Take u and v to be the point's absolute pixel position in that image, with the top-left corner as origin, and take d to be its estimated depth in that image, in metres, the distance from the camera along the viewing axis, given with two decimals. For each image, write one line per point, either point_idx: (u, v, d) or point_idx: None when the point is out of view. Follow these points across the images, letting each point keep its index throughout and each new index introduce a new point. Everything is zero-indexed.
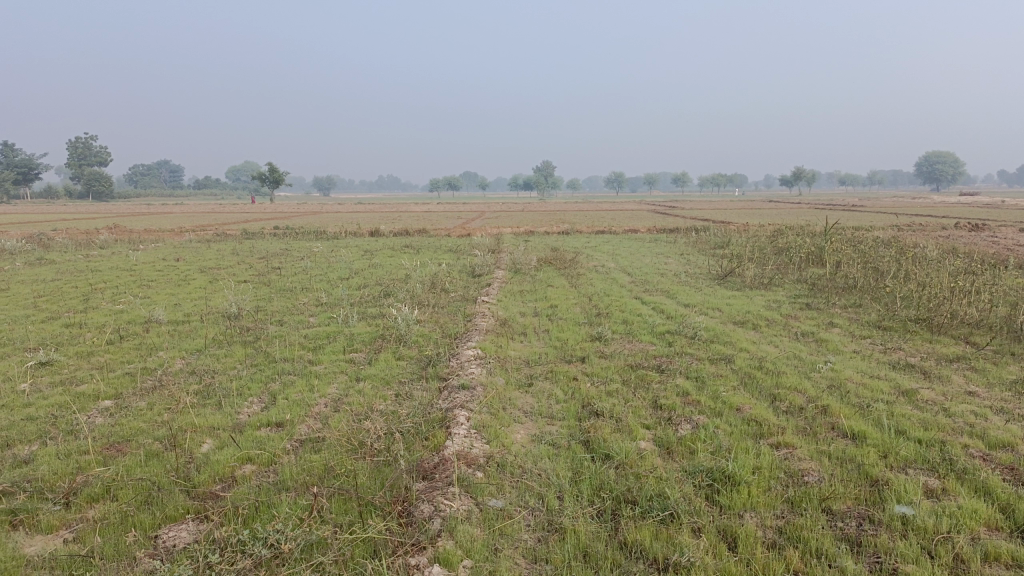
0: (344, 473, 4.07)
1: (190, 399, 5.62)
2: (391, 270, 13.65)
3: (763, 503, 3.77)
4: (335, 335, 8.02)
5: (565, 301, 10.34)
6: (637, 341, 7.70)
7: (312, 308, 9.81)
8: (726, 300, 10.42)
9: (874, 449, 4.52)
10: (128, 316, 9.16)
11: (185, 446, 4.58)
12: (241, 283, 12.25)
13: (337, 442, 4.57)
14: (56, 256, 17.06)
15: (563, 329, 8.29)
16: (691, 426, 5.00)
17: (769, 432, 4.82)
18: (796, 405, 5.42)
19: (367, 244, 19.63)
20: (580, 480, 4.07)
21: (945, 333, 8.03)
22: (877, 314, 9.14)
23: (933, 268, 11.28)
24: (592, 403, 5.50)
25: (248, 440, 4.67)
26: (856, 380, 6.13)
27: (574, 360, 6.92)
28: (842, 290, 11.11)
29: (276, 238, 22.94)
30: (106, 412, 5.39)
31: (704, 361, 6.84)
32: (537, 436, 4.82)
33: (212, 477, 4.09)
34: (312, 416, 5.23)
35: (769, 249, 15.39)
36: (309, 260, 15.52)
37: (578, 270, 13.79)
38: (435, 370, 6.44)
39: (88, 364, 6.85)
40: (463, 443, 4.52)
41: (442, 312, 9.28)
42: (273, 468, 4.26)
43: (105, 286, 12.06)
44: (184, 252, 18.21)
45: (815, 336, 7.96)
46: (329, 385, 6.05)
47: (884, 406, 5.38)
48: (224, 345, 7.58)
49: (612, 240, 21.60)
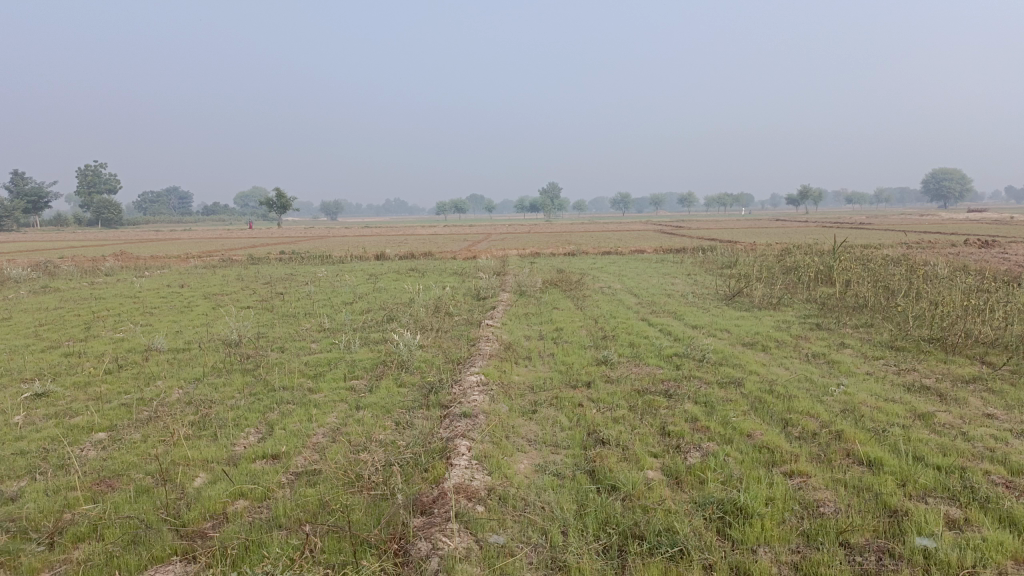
0: (339, 508, 3.93)
1: (185, 431, 5.48)
2: (395, 294, 13.53)
3: (777, 538, 3.59)
4: (337, 361, 7.89)
5: (570, 323, 10.19)
6: (644, 365, 7.52)
7: (315, 334, 9.68)
8: (734, 321, 10.24)
9: (892, 477, 4.34)
10: (128, 344, 9.06)
11: (176, 481, 4.44)
12: (244, 309, 12.16)
13: (334, 475, 4.43)
14: (61, 284, 17.04)
15: (568, 353, 8.13)
16: (701, 454, 4.82)
17: (782, 459, 4.64)
18: (809, 430, 5.24)
19: (372, 268, 19.55)
20: (584, 514, 3.91)
21: (959, 352, 7.85)
22: (890, 333, 8.95)
23: (945, 286, 11.09)
24: (597, 430, 5.33)
25: (241, 474, 4.52)
26: (870, 404, 5.93)
27: (579, 385, 6.76)
28: (852, 309, 10.94)
29: (281, 263, 22.91)
30: (99, 446, 5.26)
31: (713, 384, 6.67)
32: (540, 466, 4.65)
33: (202, 514, 3.94)
34: (309, 447, 5.08)
35: (777, 268, 15.21)
36: (313, 285, 15.43)
37: (584, 292, 13.66)
38: (437, 397, 6.29)
39: (85, 394, 6.74)
40: (464, 474, 4.36)
41: (446, 337, 9.13)
42: (266, 504, 4.11)
43: (107, 314, 11.98)
44: (188, 278, 18.17)
45: (827, 357, 7.77)
46: (328, 414, 5.91)
47: (900, 431, 5.19)
48: (223, 373, 7.46)
49: (618, 261, 21.47)
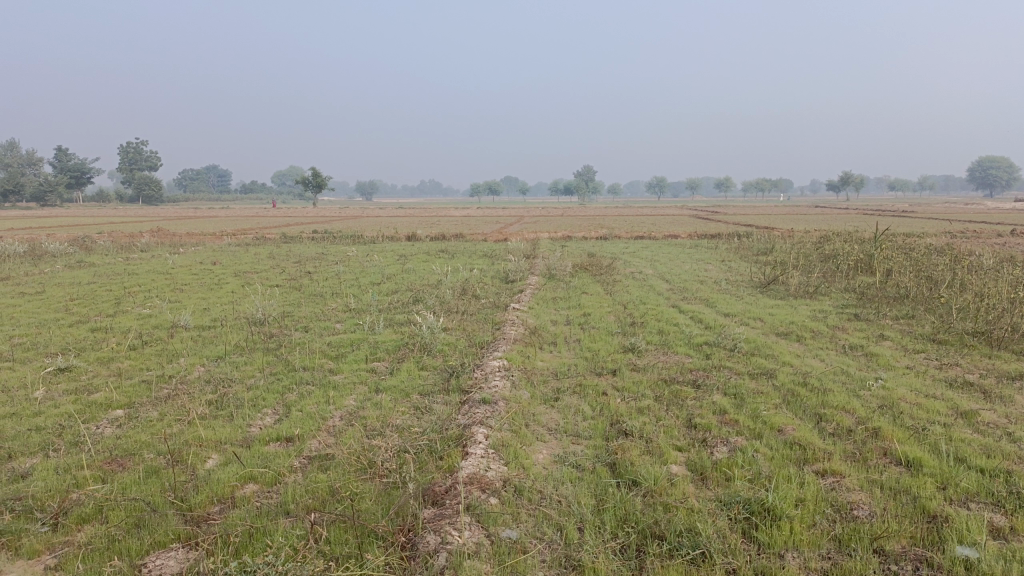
0: (349, 496, 3.81)
1: (201, 411, 5.41)
2: (423, 275, 13.41)
3: (807, 542, 3.38)
4: (359, 342, 7.78)
5: (599, 308, 9.98)
6: (673, 353, 7.29)
7: (340, 314, 9.60)
8: (768, 310, 9.93)
9: (932, 479, 4.09)
10: (154, 320, 9.07)
11: (187, 462, 4.36)
12: (271, 287, 12.13)
13: (346, 461, 4.31)
14: (97, 259, 17.26)
15: (594, 340, 7.93)
16: (728, 449, 4.61)
17: (814, 457, 4.41)
18: (843, 426, 5.00)
19: (403, 249, 19.48)
20: (602, 510, 3.73)
21: (1005, 347, 7.49)
22: (932, 326, 8.59)
23: (991, 278, 10.66)
24: (621, 421, 5.14)
25: (253, 457, 4.42)
26: (910, 400, 5.65)
27: (604, 372, 6.57)
28: (893, 299, 10.56)
29: (313, 242, 22.97)
30: (115, 423, 5.22)
31: (743, 375, 6.42)
32: (560, 457, 4.49)
33: (209, 498, 3.85)
34: (324, 431, 4.97)
35: (815, 256, 14.80)
36: (342, 265, 15.38)
37: (614, 276, 13.43)
38: (458, 382, 6.14)
39: (107, 370, 6.73)
40: (479, 464, 4.21)
41: (471, 320, 8.99)
42: (276, 489, 4.00)
43: (138, 290, 12.05)
44: (221, 256, 18.26)
45: (865, 350, 7.47)
46: (346, 396, 5.80)
47: (941, 430, 4.92)
48: (245, 352, 7.40)
49: (651, 246, 21.17)
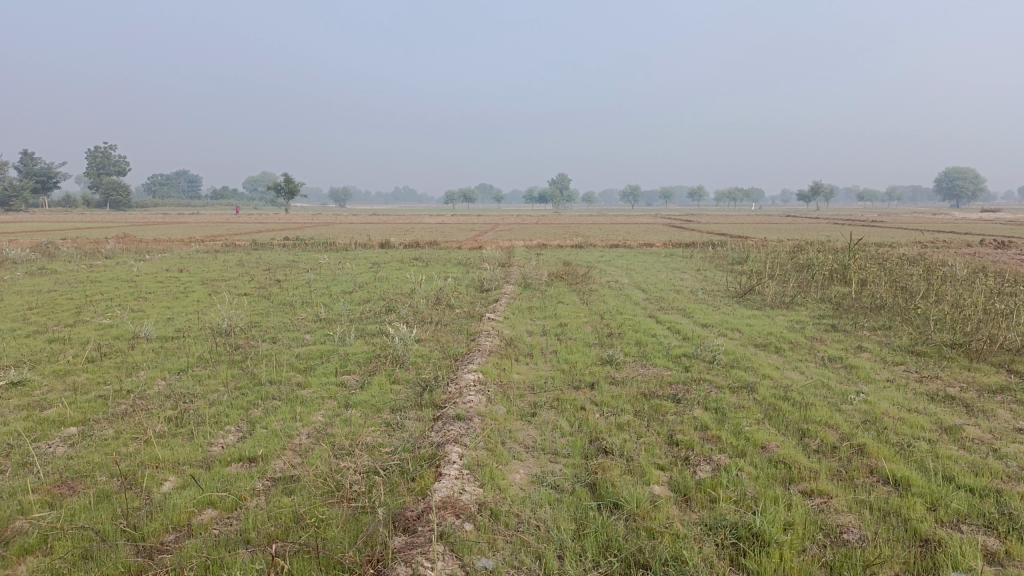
0: (315, 523, 3.59)
1: (160, 428, 5.14)
2: (396, 284, 13.17)
3: (798, 570, 3.22)
4: (329, 354, 7.53)
5: (575, 318, 9.82)
6: (651, 366, 7.14)
7: (310, 324, 9.34)
8: (745, 320, 9.84)
9: (921, 500, 3.96)
10: (115, 331, 8.74)
11: (142, 485, 4.11)
12: (239, 296, 11.81)
13: (313, 483, 4.08)
14: (59, 266, 16.77)
15: (571, 351, 7.76)
16: (711, 467, 4.45)
17: (800, 476, 4.27)
18: (828, 443, 4.86)
19: (376, 257, 19.22)
20: (582, 536, 3.54)
21: (983, 359, 7.44)
22: (909, 337, 8.53)
23: (965, 289, 10.66)
24: (600, 438, 4.96)
25: (213, 480, 4.18)
26: (893, 415, 5.54)
27: (582, 386, 6.38)
28: (869, 310, 10.53)
29: (285, 249, 22.65)
30: (67, 442, 4.93)
31: (724, 389, 6.28)
32: (537, 477, 4.30)
33: (164, 526, 3.61)
34: (290, 450, 4.73)
35: (790, 265, 14.78)
36: (314, 273, 15.08)
37: (590, 286, 13.31)
38: (431, 396, 5.93)
39: (63, 384, 6.42)
40: (453, 486, 4.01)
41: (445, 330, 8.77)
42: (236, 515, 3.77)
43: (100, 298, 11.68)
44: (189, 263, 17.86)
45: (844, 362, 7.37)
46: (315, 412, 5.56)
47: (926, 446, 4.80)
48: (209, 365, 7.12)
49: (626, 254, 21.14)
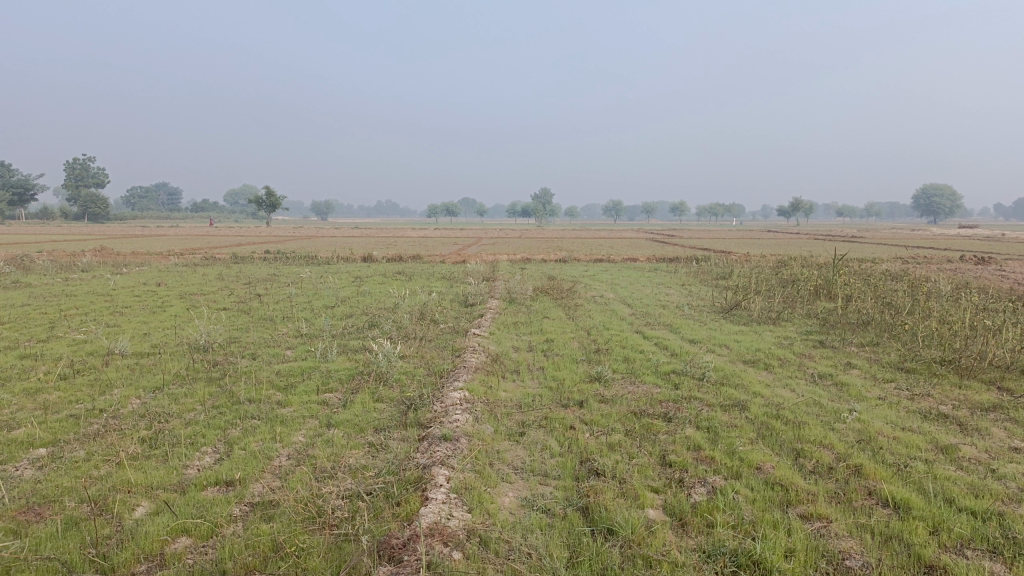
0: (295, 552, 3.41)
1: (133, 450, 4.93)
2: (379, 299, 12.99)
3: None
4: (310, 371, 7.34)
5: (561, 334, 9.69)
6: (641, 383, 7.02)
7: (291, 340, 9.13)
8: (733, 336, 9.76)
9: (923, 523, 3.85)
10: (89, 347, 8.49)
11: (113, 511, 3.91)
12: (218, 311, 11.56)
13: (293, 508, 3.90)
14: (33, 279, 16.41)
15: (558, 368, 7.62)
16: (707, 490, 4.32)
17: (798, 499, 4.15)
18: (823, 464, 4.75)
19: (358, 271, 19.01)
20: (576, 564, 3.39)
21: (973, 376, 7.39)
22: (898, 354, 8.47)
23: (951, 306, 10.65)
24: (591, 459, 4.81)
25: (187, 505, 3.98)
26: (888, 434, 5.44)
27: (570, 404, 6.24)
28: (855, 326, 10.48)
29: (266, 263, 22.39)
30: (34, 465, 4.71)
31: (715, 407, 6.17)
32: (527, 500, 4.14)
33: (135, 555, 3.42)
34: (269, 473, 4.54)
35: (774, 280, 14.76)
36: (295, 287, 14.86)
37: (575, 301, 13.19)
38: (416, 415, 5.76)
39: (32, 403, 6.19)
40: (440, 511, 3.84)
41: (430, 347, 8.60)
42: (212, 543, 3.58)
43: (75, 313, 11.40)
44: (167, 277, 17.53)
45: (834, 379, 7.28)
46: (295, 432, 5.37)
47: (923, 467, 4.70)
48: (186, 382, 6.91)
49: (611, 269, 21.06)
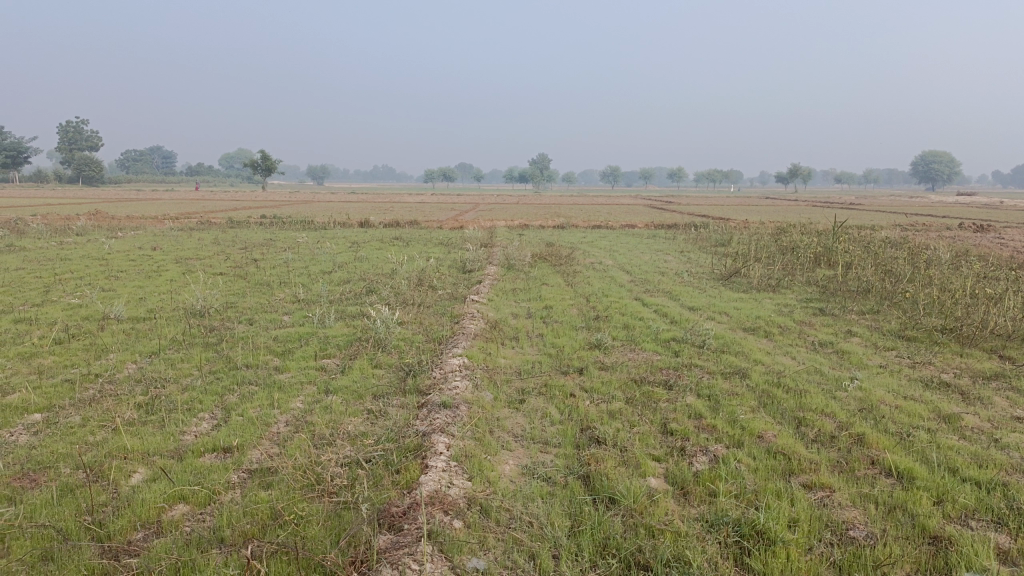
0: (295, 520, 3.38)
1: (129, 416, 4.88)
2: (376, 264, 12.89)
3: (806, 571, 3.06)
4: (308, 337, 7.27)
5: (560, 300, 9.63)
6: (641, 350, 6.97)
7: (288, 305, 9.06)
8: (733, 303, 9.70)
9: (927, 494, 3.82)
10: (84, 311, 8.40)
11: (109, 478, 3.86)
12: (214, 276, 11.46)
13: (292, 476, 3.87)
14: (28, 243, 16.26)
15: (558, 335, 7.57)
16: (709, 459, 4.29)
17: (801, 468, 4.12)
18: (826, 432, 4.71)
19: (355, 236, 18.87)
20: (578, 533, 3.36)
21: (975, 345, 7.36)
22: (899, 322, 8.43)
23: (952, 274, 10.59)
24: (592, 427, 4.77)
25: (185, 472, 3.94)
26: (890, 402, 5.41)
27: (570, 371, 6.20)
28: (856, 293, 10.43)
29: (263, 227, 22.23)
30: (30, 431, 4.65)
31: (716, 375, 6.12)
32: (527, 468, 4.11)
33: (132, 523, 3.38)
34: (267, 439, 4.50)
35: (774, 247, 14.68)
36: (292, 252, 14.74)
37: (574, 267, 13.11)
38: (415, 382, 5.71)
39: (27, 367, 6.12)
40: (440, 479, 3.80)
41: (428, 313, 8.53)
42: (209, 511, 3.55)
43: (70, 277, 11.28)
44: (163, 241, 17.37)
45: (835, 347, 7.24)
46: (293, 399, 5.32)
47: (926, 436, 4.67)
48: (183, 347, 6.84)
49: (610, 236, 20.92)
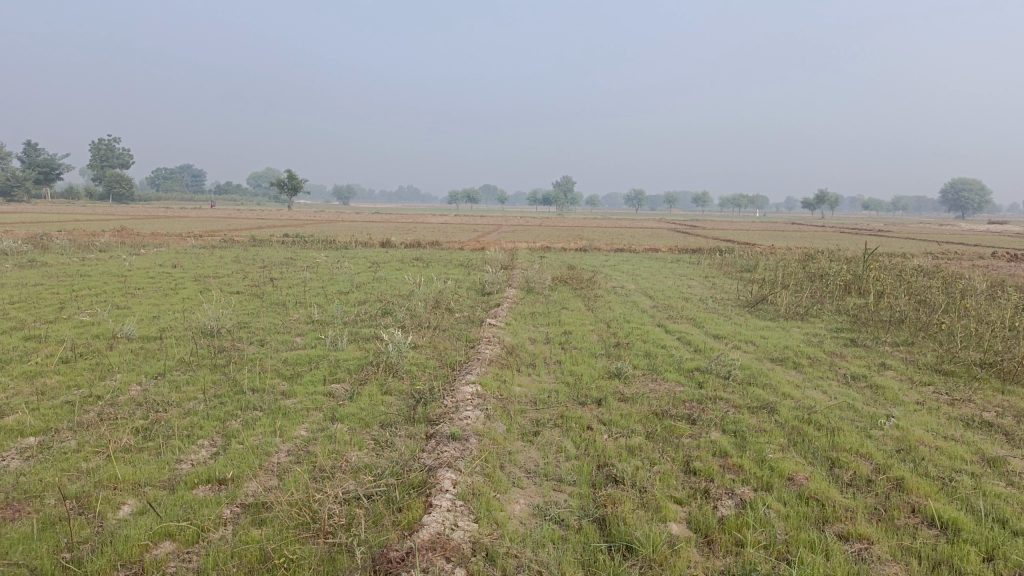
0: (285, 564, 3.13)
1: (125, 442, 4.68)
2: (394, 285, 12.70)
3: None
4: (319, 360, 7.06)
5: (580, 326, 9.34)
6: (662, 381, 6.66)
7: (302, 326, 8.86)
8: (759, 332, 9.37)
9: (976, 549, 3.48)
10: (95, 329, 8.27)
11: (96, 510, 3.65)
12: (230, 295, 11.32)
13: (287, 512, 3.62)
14: (51, 258, 16.34)
15: (576, 362, 7.28)
16: (735, 503, 3.98)
17: (835, 516, 3.80)
18: (862, 476, 4.38)
19: (376, 256, 18.75)
20: None
21: (1016, 380, 6.96)
22: (935, 355, 8.03)
23: (989, 305, 10.15)
24: (610, 465, 4.48)
25: (174, 506, 3.71)
26: (929, 443, 5.06)
27: (588, 402, 5.91)
28: (888, 323, 10.03)
29: (284, 246, 22.24)
30: (21, 456, 4.46)
31: (742, 409, 5.80)
32: (539, 509, 3.83)
33: (112, 562, 3.15)
34: (265, 470, 4.26)
35: (802, 274, 14.29)
36: (310, 272, 14.62)
37: (595, 291, 12.82)
38: (425, 411, 5.46)
39: (30, 387, 5.97)
40: (444, 520, 3.53)
41: (443, 337, 8.28)
42: (196, 550, 3.31)
43: (86, 294, 11.21)
44: (183, 259, 17.35)
45: (868, 381, 6.88)
46: (297, 426, 5.09)
47: (970, 482, 4.32)
48: (190, 369, 6.66)
49: (633, 259, 20.61)
